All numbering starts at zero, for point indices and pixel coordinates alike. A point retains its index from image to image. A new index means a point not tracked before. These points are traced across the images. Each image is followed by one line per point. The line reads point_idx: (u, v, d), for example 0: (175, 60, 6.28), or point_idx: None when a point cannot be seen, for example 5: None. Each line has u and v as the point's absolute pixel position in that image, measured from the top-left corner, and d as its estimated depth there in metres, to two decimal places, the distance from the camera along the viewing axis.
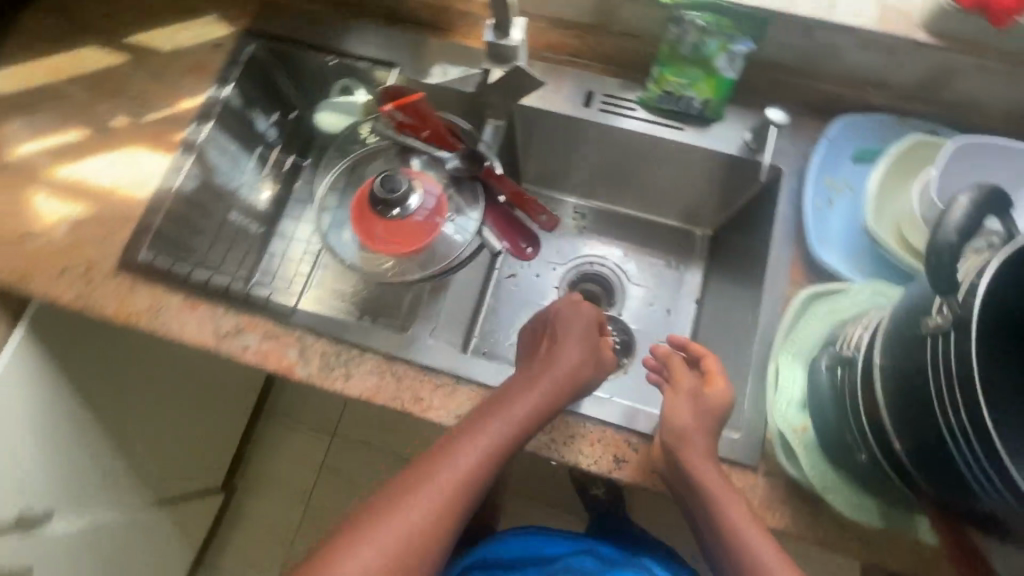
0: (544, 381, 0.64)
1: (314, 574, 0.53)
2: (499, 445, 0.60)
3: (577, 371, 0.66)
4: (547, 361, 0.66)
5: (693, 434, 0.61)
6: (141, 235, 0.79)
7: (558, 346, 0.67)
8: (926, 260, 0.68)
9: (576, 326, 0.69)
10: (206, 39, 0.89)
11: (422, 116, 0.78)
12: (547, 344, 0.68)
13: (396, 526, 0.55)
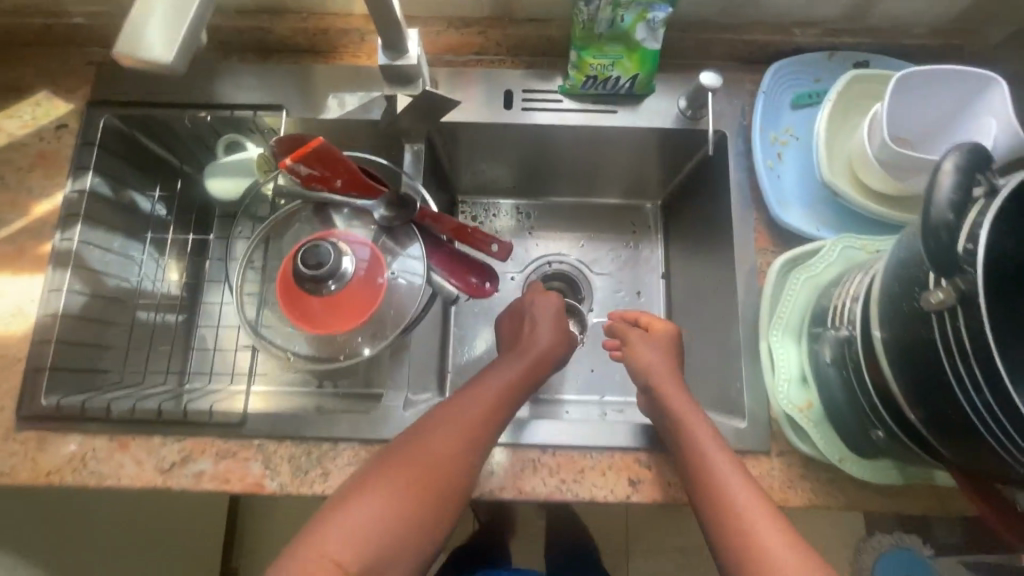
0: (531, 357, 0.69)
1: (330, 522, 0.51)
2: (497, 401, 0.62)
3: (555, 343, 0.72)
4: (526, 337, 0.72)
5: (662, 372, 0.67)
6: (35, 377, 0.66)
7: (534, 325, 0.73)
8: (886, 199, 0.66)
9: (550, 306, 0.75)
10: (46, 122, 0.74)
11: (329, 163, 0.62)
12: (525, 326, 0.74)
13: (412, 468, 0.55)
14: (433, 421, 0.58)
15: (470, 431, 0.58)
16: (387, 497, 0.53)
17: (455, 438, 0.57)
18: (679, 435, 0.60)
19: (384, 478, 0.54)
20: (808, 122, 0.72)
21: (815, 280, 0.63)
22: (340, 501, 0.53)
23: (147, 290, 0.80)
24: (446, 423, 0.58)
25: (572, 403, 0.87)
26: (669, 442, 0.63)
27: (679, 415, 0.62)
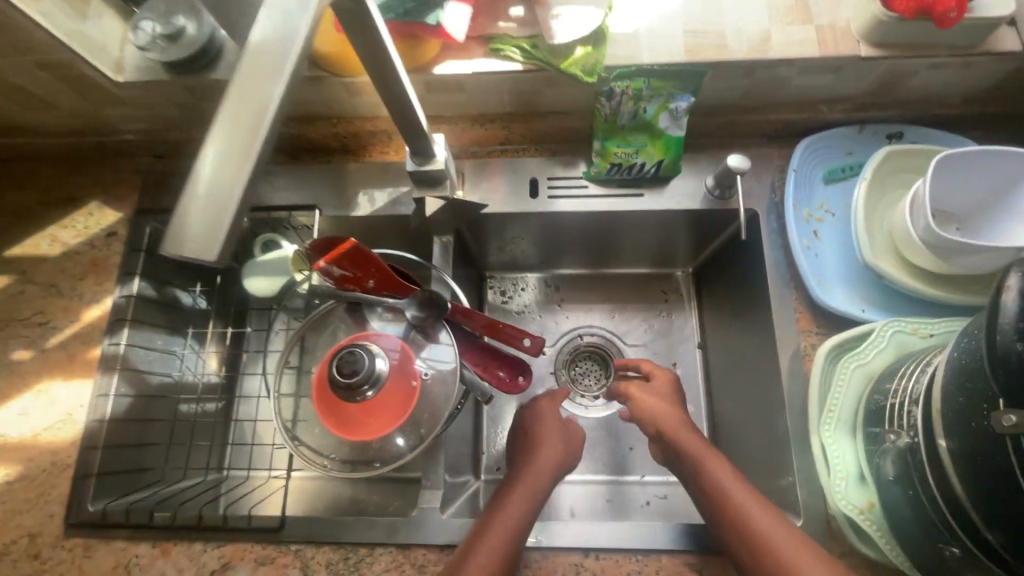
0: (544, 456, 0.68)
1: None
2: (538, 481, 0.65)
3: (563, 444, 0.70)
4: (539, 443, 0.70)
5: (673, 425, 0.67)
6: (83, 485, 0.68)
7: (544, 430, 0.72)
8: (933, 277, 0.63)
9: (551, 401, 0.75)
10: (97, 230, 0.78)
11: (359, 262, 0.65)
12: (536, 431, 0.72)
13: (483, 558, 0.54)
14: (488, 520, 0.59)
15: (530, 507, 0.61)
16: None
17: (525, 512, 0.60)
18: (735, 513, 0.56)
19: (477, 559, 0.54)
20: (842, 196, 0.70)
21: (864, 368, 0.60)
22: None
23: (188, 383, 0.81)
24: (511, 501, 0.61)
25: (611, 488, 0.82)
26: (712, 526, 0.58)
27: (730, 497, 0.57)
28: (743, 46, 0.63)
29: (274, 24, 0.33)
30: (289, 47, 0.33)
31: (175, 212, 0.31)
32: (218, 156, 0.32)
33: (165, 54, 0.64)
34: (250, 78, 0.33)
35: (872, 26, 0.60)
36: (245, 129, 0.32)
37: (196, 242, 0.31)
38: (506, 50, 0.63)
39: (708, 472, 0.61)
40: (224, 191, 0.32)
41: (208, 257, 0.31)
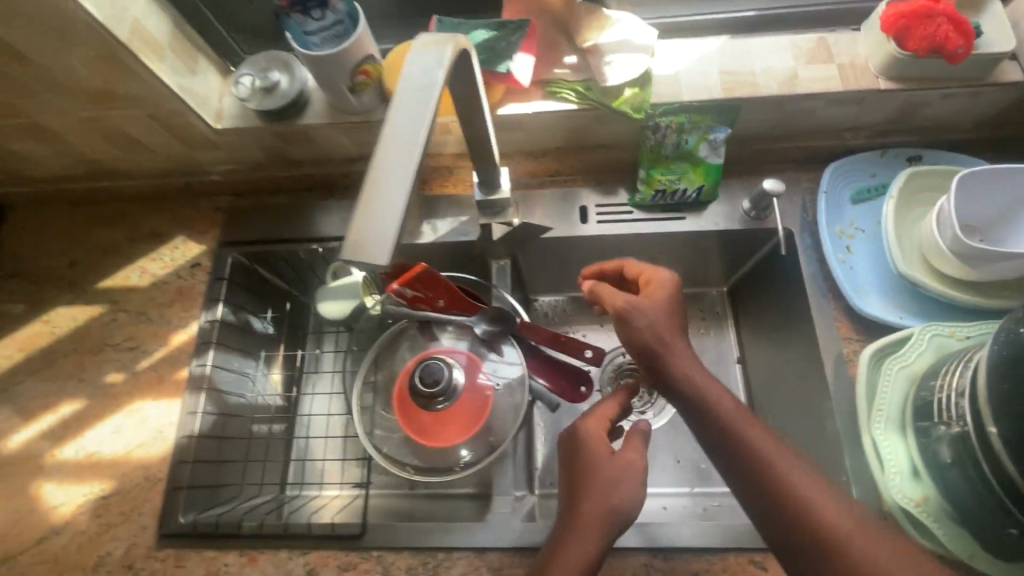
0: (596, 501, 0.56)
1: None
2: (593, 532, 0.55)
3: (616, 485, 0.57)
4: (587, 481, 0.58)
5: (662, 342, 0.59)
6: (174, 498, 0.72)
7: (592, 461, 0.59)
8: (964, 283, 0.68)
9: (595, 418, 0.63)
10: (182, 261, 0.85)
11: (430, 284, 0.71)
12: (584, 462, 0.60)
13: None
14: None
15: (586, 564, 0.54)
16: None
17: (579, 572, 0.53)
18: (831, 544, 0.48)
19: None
20: (870, 214, 0.77)
21: (907, 369, 0.65)
22: None
23: (260, 404, 0.86)
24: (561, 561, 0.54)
25: (667, 497, 0.86)
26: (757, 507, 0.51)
27: (830, 526, 0.48)
28: (773, 83, 0.71)
29: (416, 80, 0.41)
30: (429, 95, 0.40)
31: (349, 226, 0.37)
32: (378, 178, 0.38)
33: (263, 104, 0.72)
34: (400, 120, 0.39)
35: (889, 63, 0.68)
36: (399, 156, 0.38)
37: (368, 249, 0.36)
38: (562, 92, 0.71)
39: (784, 483, 0.50)
40: (387, 206, 0.37)
41: (378, 260, 0.36)
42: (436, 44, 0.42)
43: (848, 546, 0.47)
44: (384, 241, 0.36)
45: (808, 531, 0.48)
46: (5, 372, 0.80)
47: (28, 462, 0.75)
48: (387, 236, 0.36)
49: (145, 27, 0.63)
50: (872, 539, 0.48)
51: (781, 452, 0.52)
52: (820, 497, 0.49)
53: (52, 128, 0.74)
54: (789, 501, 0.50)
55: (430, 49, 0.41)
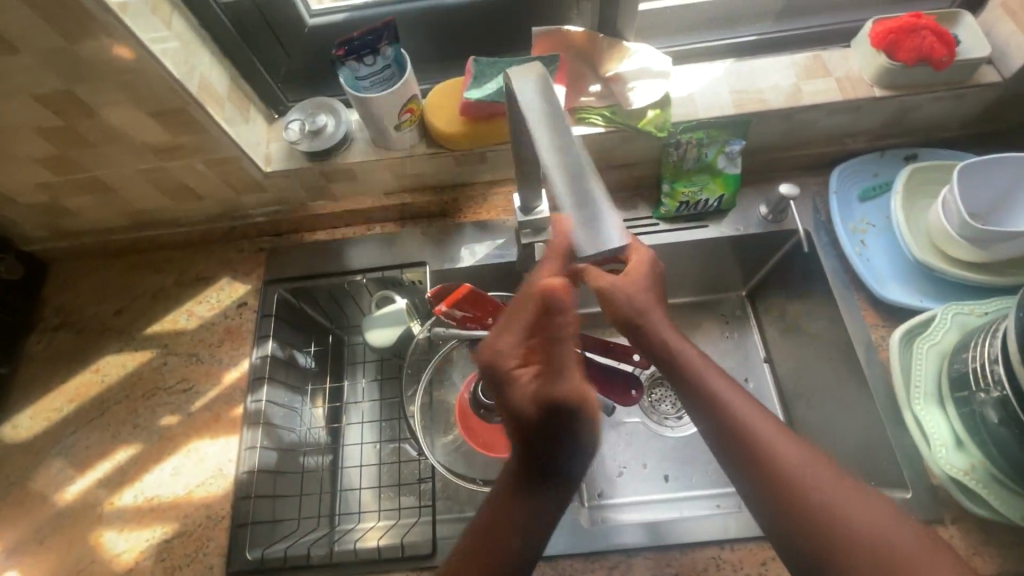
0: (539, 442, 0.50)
1: None
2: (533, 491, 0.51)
3: (560, 431, 0.50)
4: (525, 433, 0.50)
5: (646, 315, 0.58)
6: (239, 535, 0.73)
7: (529, 414, 0.50)
8: (974, 264, 0.74)
9: (517, 331, 0.52)
10: (229, 302, 0.87)
11: (479, 303, 0.76)
12: (519, 412, 0.50)
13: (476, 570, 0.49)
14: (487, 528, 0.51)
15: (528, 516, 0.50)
16: None
17: (513, 522, 0.50)
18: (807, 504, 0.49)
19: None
20: (877, 210, 0.83)
21: (936, 347, 0.70)
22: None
23: (309, 438, 0.86)
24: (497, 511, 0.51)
25: (717, 496, 0.87)
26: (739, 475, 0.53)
27: (808, 485, 0.50)
28: (780, 97, 0.78)
29: (532, 105, 0.48)
30: (552, 116, 0.48)
31: (581, 237, 0.44)
32: (571, 193, 0.45)
33: (312, 146, 0.78)
34: (554, 142, 0.46)
35: (882, 73, 0.75)
36: (572, 170, 0.46)
37: (603, 243, 0.44)
38: (590, 117, 0.77)
39: (774, 458, 0.52)
40: (595, 203, 0.45)
41: (617, 244, 0.45)
42: (525, 73, 0.49)
43: (828, 503, 0.49)
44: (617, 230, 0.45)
45: (793, 502, 0.50)
46: (58, 424, 0.81)
47: (86, 511, 0.75)
48: (611, 220, 0.46)
49: (208, 81, 0.70)
50: (854, 496, 0.49)
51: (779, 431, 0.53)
52: (806, 466, 0.51)
53: (109, 182, 0.78)
54: (776, 471, 0.51)
55: (526, 79, 0.49)
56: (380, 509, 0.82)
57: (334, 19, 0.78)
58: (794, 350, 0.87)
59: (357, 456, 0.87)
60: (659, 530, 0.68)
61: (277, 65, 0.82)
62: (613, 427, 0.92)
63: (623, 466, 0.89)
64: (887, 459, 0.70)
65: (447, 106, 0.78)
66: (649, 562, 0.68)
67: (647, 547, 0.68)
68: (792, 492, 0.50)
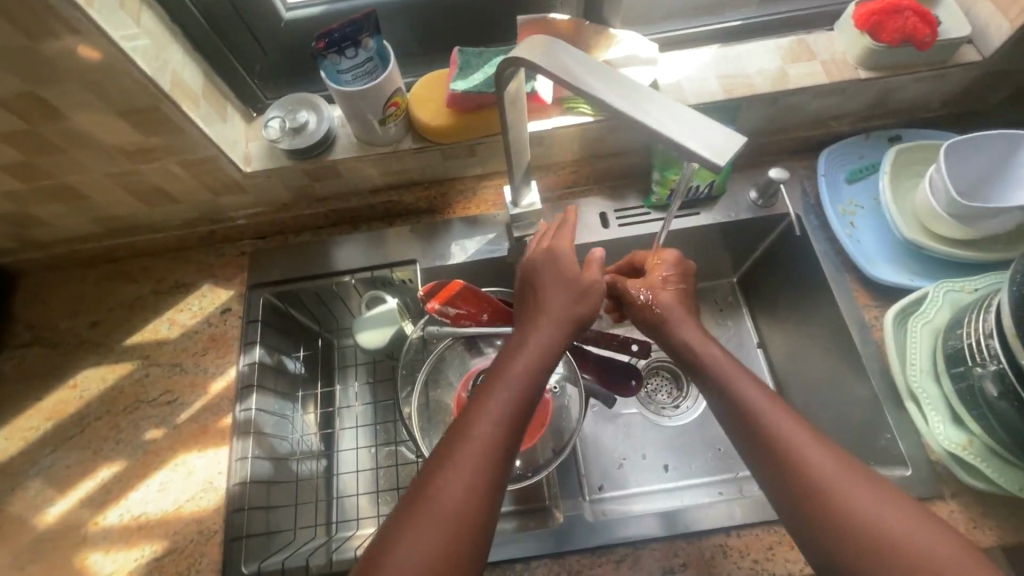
0: (554, 313, 0.58)
1: (419, 510, 0.47)
2: (535, 375, 0.55)
3: (576, 300, 0.59)
4: (545, 301, 0.59)
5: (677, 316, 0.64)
6: (233, 549, 0.70)
7: (550, 288, 0.60)
8: (962, 241, 0.75)
9: (570, 242, 0.63)
10: (212, 309, 0.84)
11: (474, 300, 0.75)
12: (542, 288, 0.60)
13: (478, 444, 0.50)
14: (491, 395, 0.53)
15: (523, 409, 0.53)
16: (466, 490, 0.48)
17: (503, 422, 0.52)
18: (818, 498, 0.48)
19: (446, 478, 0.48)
20: (865, 192, 0.84)
21: (929, 324, 0.70)
22: (422, 489, 0.48)
23: (302, 445, 0.84)
24: (496, 391, 0.53)
25: (720, 483, 0.86)
26: (759, 468, 0.52)
27: (818, 472, 0.49)
28: (767, 82, 0.77)
29: (573, 64, 0.49)
30: (595, 68, 0.49)
31: (698, 150, 0.43)
32: (658, 122, 0.45)
33: (293, 143, 0.75)
34: (616, 89, 0.47)
35: (867, 54, 0.75)
36: (641, 101, 0.47)
37: (719, 146, 0.43)
38: (578, 107, 0.76)
39: (797, 455, 0.50)
40: (685, 116, 0.45)
41: (737, 139, 0.44)
42: (539, 45, 0.50)
43: (833, 490, 0.48)
44: (716, 129, 0.45)
45: (807, 492, 0.48)
46: (34, 444, 0.77)
47: (70, 533, 0.71)
48: (707, 122, 0.45)
49: (182, 78, 0.67)
50: (866, 483, 0.48)
51: (807, 432, 0.51)
52: (829, 463, 0.49)
53: (79, 188, 0.74)
54: (796, 468, 0.50)
55: (554, 46, 0.50)
56: (379, 514, 0.80)
57: (311, 12, 0.76)
58: (788, 334, 0.87)
59: (352, 462, 0.85)
60: (663, 520, 0.68)
61: (252, 62, 0.79)
62: (612, 420, 0.91)
63: (624, 458, 0.88)
64: (885, 438, 0.71)
65: (431, 98, 0.76)
66: (656, 554, 0.67)
67: (653, 538, 0.67)
68: (809, 487, 0.49)
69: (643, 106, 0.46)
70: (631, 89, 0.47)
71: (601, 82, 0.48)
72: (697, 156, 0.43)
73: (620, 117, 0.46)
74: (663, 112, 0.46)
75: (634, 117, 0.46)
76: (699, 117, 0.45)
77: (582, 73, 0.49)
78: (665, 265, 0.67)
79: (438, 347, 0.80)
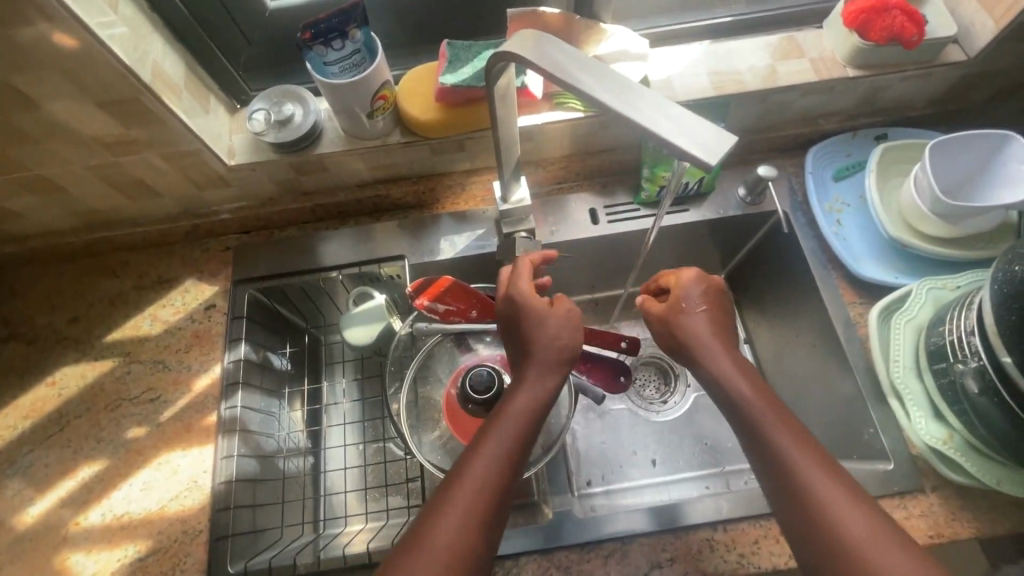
0: (539, 353, 0.58)
1: (416, 546, 0.47)
2: (528, 415, 0.55)
3: (559, 339, 0.59)
4: (531, 340, 0.59)
5: (706, 341, 0.61)
6: (217, 549, 0.69)
7: (538, 326, 0.59)
8: (946, 240, 0.76)
9: (529, 283, 0.62)
10: (196, 305, 0.83)
11: (463, 297, 0.74)
12: (524, 326, 0.59)
13: (474, 484, 0.51)
14: (488, 439, 0.54)
15: (517, 449, 0.54)
16: (461, 529, 0.48)
17: (501, 464, 0.52)
18: (835, 541, 0.47)
19: (443, 518, 0.49)
20: (852, 189, 0.85)
21: (913, 321, 0.71)
22: (420, 526, 0.49)
23: (288, 442, 0.83)
24: (492, 432, 0.54)
25: (707, 478, 0.87)
26: (784, 512, 0.51)
27: (832, 515, 0.48)
28: (757, 79, 0.78)
29: (565, 59, 0.48)
30: (588, 63, 0.48)
31: (688, 152, 0.43)
32: (650, 121, 0.45)
33: (278, 136, 0.74)
34: (609, 85, 0.47)
35: (855, 53, 0.76)
36: (634, 99, 0.46)
37: (710, 146, 0.43)
38: (568, 102, 0.76)
39: (816, 499, 0.49)
40: (678, 114, 0.45)
41: (728, 139, 0.44)
42: (531, 38, 0.50)
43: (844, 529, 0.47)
44: (708, 129, 0.44)
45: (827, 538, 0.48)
46: (12, 443, 0.75)
47: (50, 534, 0.70)
48: (700, 121, 0.45)
49: (162, 68, 0.65)
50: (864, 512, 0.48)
51: (827, 474, 0.50)
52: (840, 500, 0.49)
53: (57, 181, 0.72)
54: (820, 517, 0.48)
55: (546, 40, 0.50)
56: (367, 510, 0.80)
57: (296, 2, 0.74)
58: (775, 331, 0.88)
59: (339, 459, 0.85)
60: (652, 515, 0.68)
61: (235, 52, 0.77)
62: (601, 416, 0.92)
63: (613, 454, 0.89)
64: (868, 433, 0.72)
65: (420, 92, 0.75)
66: (644, 549, 0.67)
67: (641, 534, 0.68)
68: (829, 535, 0.48)
69: (635, 104, 0.46)
70: (625, 85, 0.47)
71: (593, 78, 0.47)
72: (690, 155, 0.43)
73: (613, 114, 0.46)
74: (655, 110, 0.45)
75: (627, 116, 0.45)
76: (691, 115, 0.45)
77: (574, 69, 0.48)
78: (686, 284, 0.65)
79: (427, 343, 0.79)
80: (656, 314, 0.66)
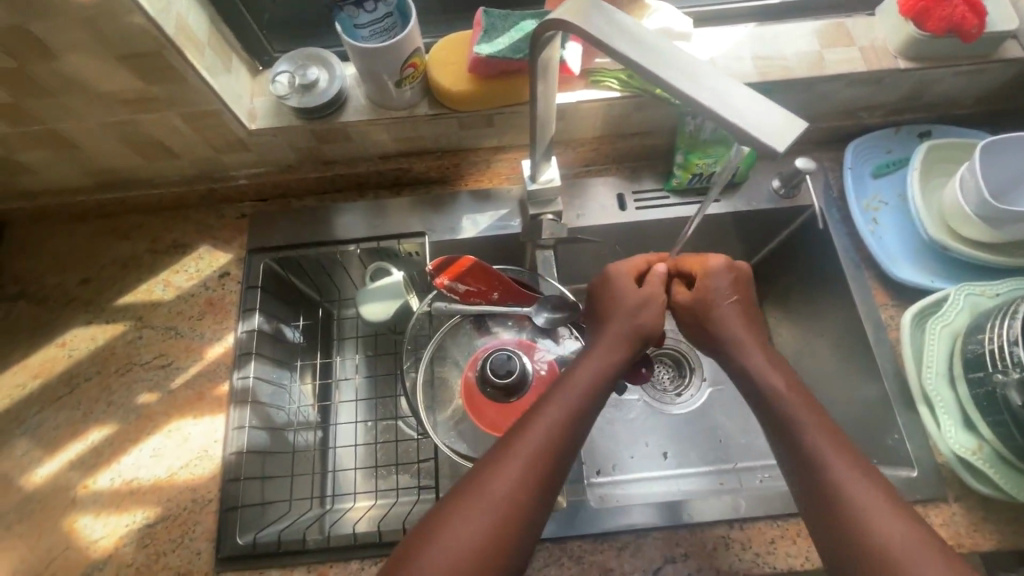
0: (620, 324, 0.60)
1: (465, 496, 0.49)
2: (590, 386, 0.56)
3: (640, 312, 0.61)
4: (614, 311, 0.62)
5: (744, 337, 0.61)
6: (226, 520, 0.68)
7: (621, 299, 0.62)
8: (987, 245, 0.74)
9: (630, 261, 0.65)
10: (210, 272, 0.81)
11: (484, 277, 0.72)
12: (611, 299, 0.63)
13: (529, 445, 0.51)
14: (550, 402, 0.55)
15: (575, 417, 0.54)
16: (511, 488, 0.49)
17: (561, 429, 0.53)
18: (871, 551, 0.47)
19: (495, 473, 0.50)
20: (891, 187, 0.82)
21: (949, 327, 0.69)
22: (471, 478, 0.50)
23: (298, 416, 0.82)
24: (556, 397, 0.55)
25: (719, 473, 0.86)
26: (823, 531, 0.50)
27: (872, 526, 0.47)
28: (804, 65, 0.74)
29: (616, 29, 0.45)
30: (641, 34, 0.45)
31: (750, 138, 0.41)
32: (709, 101, 0.42)
33: (302, 101, 0.71)
34: (665, 61, 0.44)
35: (909, 43, 0.72)
36: (693, 76, 0.43)
37: (774, 133, 0.41)
38: (605, 80, 0.72)
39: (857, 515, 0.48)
40: (742, 95, 0.42)
41: (796, 125, 0.41)
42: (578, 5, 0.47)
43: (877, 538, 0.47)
44: (771, 113, 0.42)
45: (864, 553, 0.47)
46: (20, 403, 0.74)
47: (58, 495, 0.69)
48: (764, 104, 0.42)
49: (186, 22, 0.62)
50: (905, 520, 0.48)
51: (870, 484, 0.50)
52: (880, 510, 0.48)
53: (73, 136, 0.70)
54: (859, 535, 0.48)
55: (595, 9, 0.47)
56: (375, 488, 0.79)
57: None
58: (799, 330, 0.86)
59: (349, 435, 0.84)
60: (669, 510, 0.67)
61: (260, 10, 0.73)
62: (614, 406, 0.90)
63: (625, 444, 0.88)
64: (893, 438, 0.70)
65: (452, 62, 0.72)
66: (658, 543, 0.67)
67: (657, 528, 0.67)
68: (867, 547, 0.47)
69: (694, 82, 0.43)
70: (682, 61, 0.44)
71: (646, 52, 0.44)
72: (753, 140, 0.41)
73: (670, 93, 0.43)
74: (715, 91, 0.43)
75: (686, 94, 0.43)
76: (754, 97, 0.42)
77: (624, 40, 0.45)
78: (713, 273, 0.63)
79: (445, 324, 0.77)
80: (684, 300, 0.64)
